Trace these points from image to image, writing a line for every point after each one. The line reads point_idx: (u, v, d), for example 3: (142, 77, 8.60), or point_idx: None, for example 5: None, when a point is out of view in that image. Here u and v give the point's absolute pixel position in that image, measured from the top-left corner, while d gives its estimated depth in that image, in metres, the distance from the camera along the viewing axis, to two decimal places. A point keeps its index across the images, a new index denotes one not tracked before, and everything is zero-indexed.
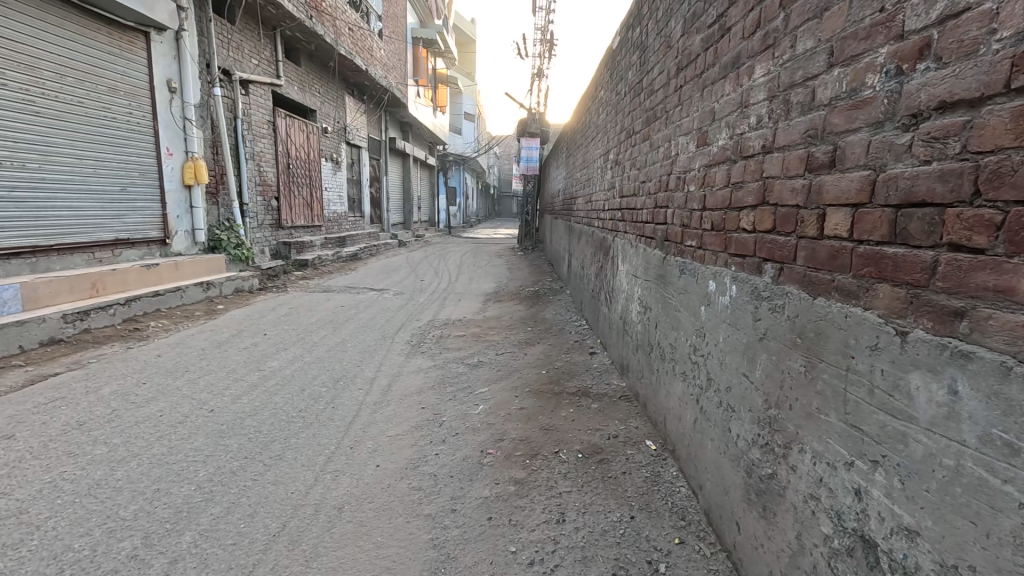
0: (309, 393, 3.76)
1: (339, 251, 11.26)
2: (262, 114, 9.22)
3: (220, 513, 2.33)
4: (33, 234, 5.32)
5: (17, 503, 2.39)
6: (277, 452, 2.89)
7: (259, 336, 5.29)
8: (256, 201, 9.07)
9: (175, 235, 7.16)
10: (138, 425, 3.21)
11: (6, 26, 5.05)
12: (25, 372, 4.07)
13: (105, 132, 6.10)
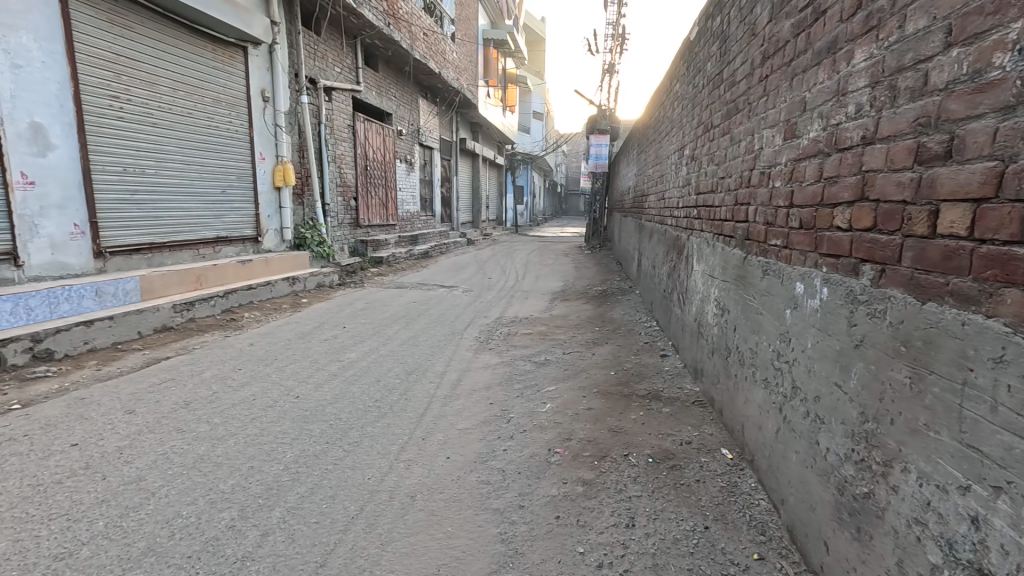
0: (384, 384, 3.95)
1: (411, 249, 11.69)
2: (343, 119, 9.75)
3: (305, 492, 2.51)
4: (150, 233, 5.97)
5: (137, 470, 2.71)
6: (354, 438, 3.06)
7: (338, 329, 5.61)
8: (337, 201, 9.63)
9: (267, 233, 7.76)
10: (234, 407, 3.52)
11: (132, 48, 5.69)
12: (142, 355, 4.58)
13: (209, 139, 6.72)
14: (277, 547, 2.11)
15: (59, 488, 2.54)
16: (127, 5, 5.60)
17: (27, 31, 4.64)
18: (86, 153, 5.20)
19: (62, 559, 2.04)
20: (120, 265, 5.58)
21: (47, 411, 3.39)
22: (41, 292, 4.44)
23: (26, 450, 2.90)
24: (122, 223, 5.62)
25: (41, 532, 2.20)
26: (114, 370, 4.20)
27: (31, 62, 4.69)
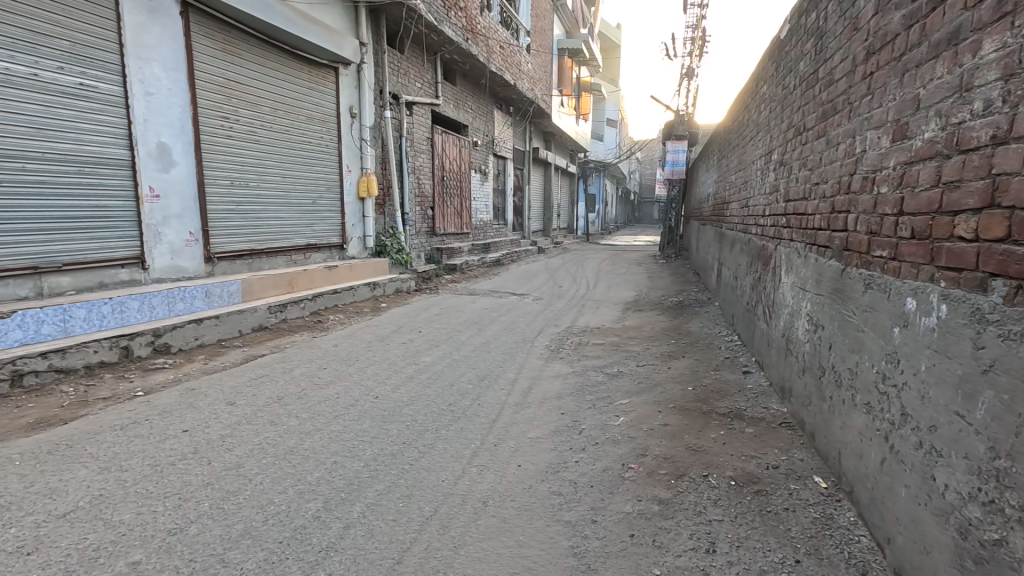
0: (457, 389, 4.03)
1: (484, 257, 11.93)
2: (423, 132, 10.18)
3: (383, 490, 2.61)
4: (251, 240, 6.54)
5: (236, 458, 2.95)
6: (429, 440, 3.15)
7: (414, 333, 5.82)
8: (415, 210, 10.04)
9: (351, 241, 8.25)
10: (320, 404, 3.74)
11: (242, 73, 6.30)
12: (242, 352, 5.01)
13: (303, 154, 7.27)
14: (357, 541, 2.21)
15: (173, 469, 2.82)
16: (239, 35, 6.22)
17: (158, 63, 5.28)
18: (201, 169, 5.80)
19: (174, 534, 2.26)
20: (225, 269, 6.17)
21: (164, 399, 3.79)
22: (161, 293, 4.99)
23: (146, 434, 3.25)
24: (228, 231, 6.20)
25: (157, 508, 2.45)
26: (219, 364, 4.63)
27: (160, 89, 5.32)
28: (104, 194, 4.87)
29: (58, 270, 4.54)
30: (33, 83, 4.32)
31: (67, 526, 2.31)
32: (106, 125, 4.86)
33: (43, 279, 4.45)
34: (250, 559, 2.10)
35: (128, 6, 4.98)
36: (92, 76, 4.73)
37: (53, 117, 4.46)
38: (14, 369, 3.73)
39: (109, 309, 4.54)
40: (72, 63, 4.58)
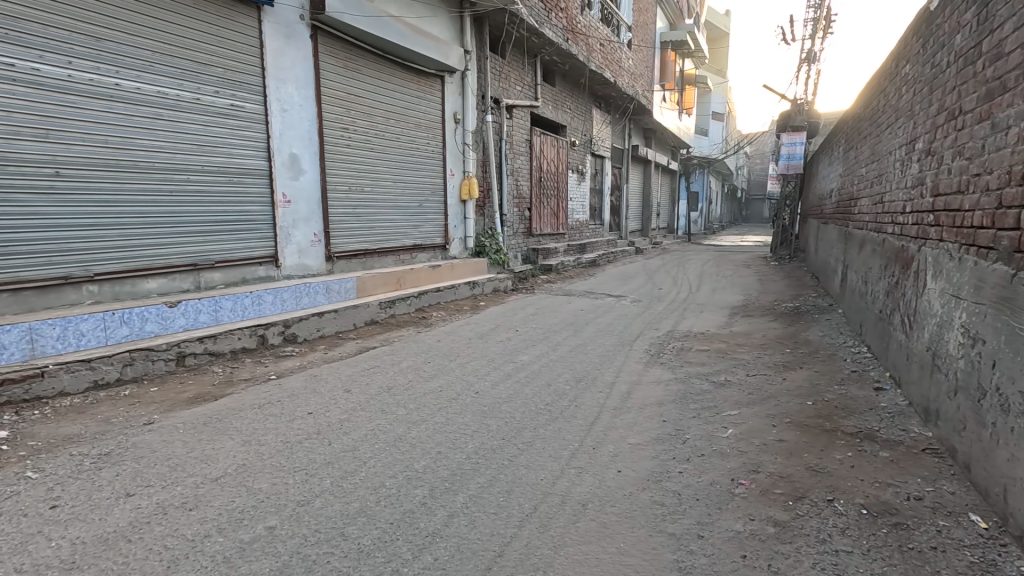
0: (554, 389, 4.04)
1: (580, 258, 11.85)
2: (522, 134, 10.34)
3: (484, 483, 2.69)
4: (365, 241, 7.08)
5: (353, 441, 3.21)
6: (527, 439, 3.19)
7: (512, 332, 5.93)
8: (513, 212, 10.21)
9: (453, 241, 8.63)
10: (425, 396, 3.96)
11: (360, 87, 6.83)
12: (357, 344, 5.45)
13: (411, 160, 7.74)
14: (460, 530, 2.30)
15: (299, 447, 3.14)
16: (358, 52, 6.76)
17: (292, 82, 5.90)
18: (325, 177, 6.37)
19: (301, 505, 2.51)
20: (343, 268, 6.75)
21: (291, 383, 4.23)
22: (291, 288, 5.57)
23: (278, 413, 3.65)
24: (346, 233, 6.77)
25: (288, 481, 2.74)
26: (337, 354, 5.07)
27: (294, 105, 5.94)
28: (246, 201, 5.55)
29: (211, 267, 5.25)
30: (197, 107, 5.03)
31: (217, 489, 2.67)
32: (249, 139, 5.52)
33: (200, 274, 5.17)
34: (365, 536, 2.27)
35: (269, 33, 5.63)
36: (240, 98, 5.40)
37: (212, 135, 5.16)
38: (178, 351, 4.38)
39: (249, 302, 5.16)
40: (225, 87, 5.27)
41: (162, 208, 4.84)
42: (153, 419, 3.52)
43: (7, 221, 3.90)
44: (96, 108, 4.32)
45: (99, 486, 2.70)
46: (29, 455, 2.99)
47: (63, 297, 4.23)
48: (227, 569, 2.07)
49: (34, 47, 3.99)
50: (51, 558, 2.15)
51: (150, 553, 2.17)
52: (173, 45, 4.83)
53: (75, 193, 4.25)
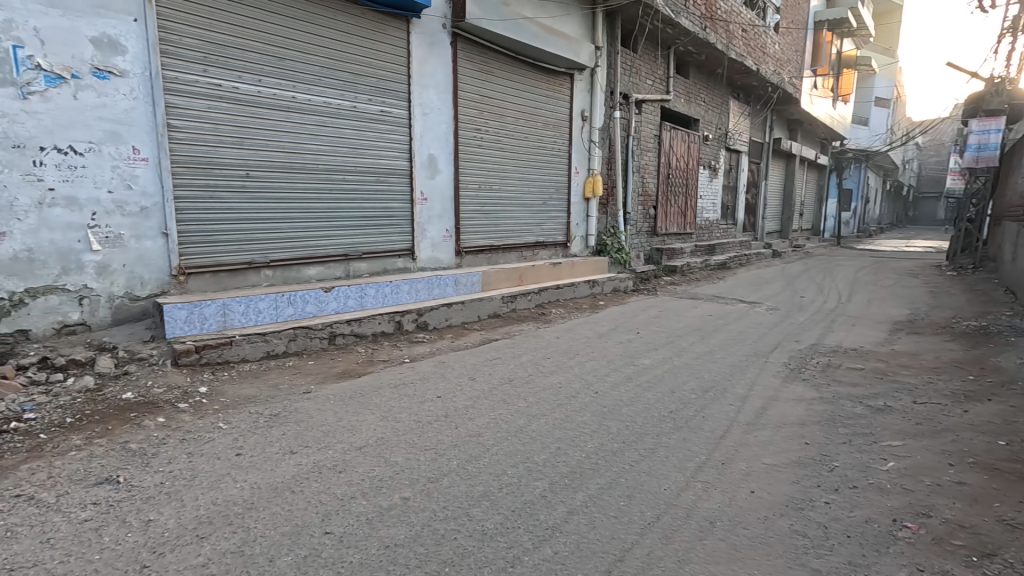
0: (679, 397, 3.85)
1: (708, 259, 11.14)
2: (650, 130, 9.99)
3: (604, 484, 2.66)
4: (492, 237, 7.37)
5: (477, 428, 3.37)
6: (649, 445, 3.08)
7: (632, 334, 5.77)
8: (637, 210, 9.92)
9: (574, 239, 8.67)
10: (545, 391, 4.02)
11: (493, 89, 7.11)
12: (480, 335, 5.71)
13: (537, 158, 7.88)
14: (580, 528, 2.30)
15: (430, 427, 3.38)
16: (493, 55, 7.02)
17: (434, 87, 6.33)
18: (458, 176, 6.75)
19: (431, 482, 2.70)
20: (470, 262, 7.10)
21: (422, 367, 4.58)
22: (424, 279, 6.01)
23: (411, 394, 3.97)
24: (475, 229, 7.11)
25: (420, 457, 2.97)
26: (463, 344, 5.36)
27: (434, 109, 6.38)
28: (391, 198, 6.09)
29: (359, 257, 5.85)
30: (354, 114, 5.62)
31: (361, 457, 2.98)
32: (395, 142, 6.04)
33: (350, 264, 5.80)
34: (489, 519, 2.38)
35: (415, 42, 6.09)
36: (389, 104, 5.94)
37: (365, 139, 5.74)
38: (331, 331, 4.96)
39: (389, 290, 5.67)
40: (377, 95, 5.82)
41: (323, 204, 5.49)
42: (311, 389, 4.04)
43: (212, 215, 4.71)
44: (277, 119, 5.04)
45: (270, 442, 3.16)
46: (220, 409, 3.59)
47: (247, 279, 5.01)
48: (369, 531, 2.30)
49: (235, 69, 4.75)
50: (235, 497, 2.57)
51: (309, 505, 2.50)
52: (337, 60, 5.45)
53: (259, 191, 5.00)
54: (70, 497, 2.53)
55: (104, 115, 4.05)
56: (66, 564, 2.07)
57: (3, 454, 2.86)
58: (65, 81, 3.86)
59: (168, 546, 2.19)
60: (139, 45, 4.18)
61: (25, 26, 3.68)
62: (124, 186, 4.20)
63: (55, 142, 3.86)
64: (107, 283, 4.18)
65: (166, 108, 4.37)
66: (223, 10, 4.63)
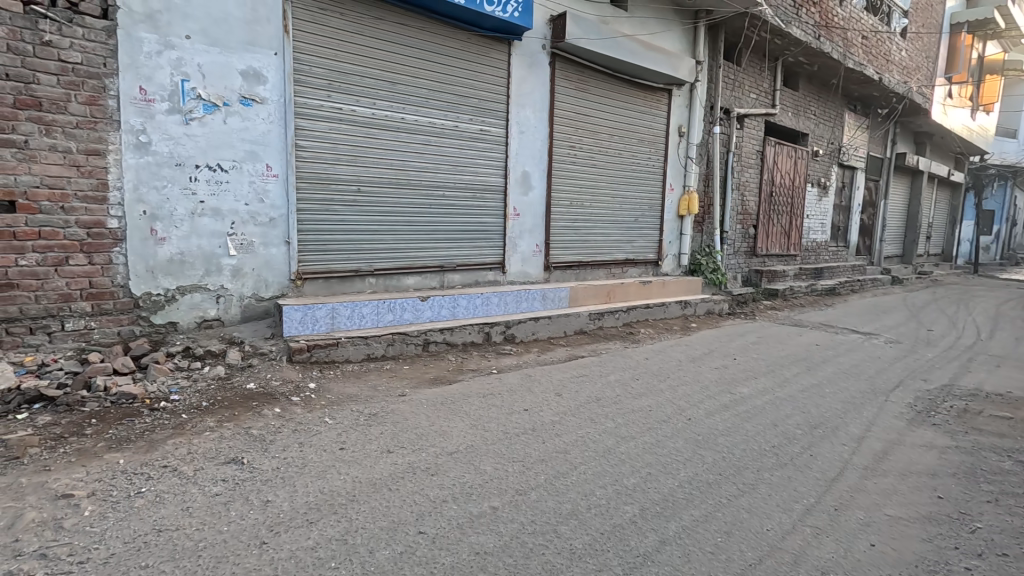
0: (784, 431, 3.57)
1: (814, 284, 10.28)
2: (752, 145, 9.48)
3: (699, 516, 2.53)
4: (581, 253, 7.35)
5: (564, 444, 3.35)
6: (749, 480, 2.88)
7: (728, 360, 5.44)
8: (735, 228, 9.41)
9: (666, 257, 8.42)
10: (634, 413, 3.91)
11: (589, 106, 7.14)
12: (566, 351, 5.69)
13: (630, 175, 7.78)
14: (674, 559, 2.20)
15: (517, 439, 3.41)
16: (590, 73, 7.07)
17: (531, 106, 6.50)
18: (550, 192, 6.84)
19: (520, 494, 2.73)
20: (559, 277, 7.12)
21: (510, 379, 4.65)
22: (514, 293, 6.12)
23: (499, 404, 4.04)
24: (565, 245, 7.13)
25: (508, 468, 3.00)
26: (549, 358, 5.38)
27: (530, 127, 6.54)
28: (485, 213, 6.30)
29: (453, 269, 6.10)
30: (456, 132, 5.92)
31: (453, 462, 3.08)
32: (491, 160, 6.27)
33: (445, 275, 6.05)
34: (577, 539, 2.35)
35: (516, 64, 6.30)
36: (488, 123, 6.18)
37: (464, 156, 6.02)
38: (425, 338, 5.20)
39: (480, 301, 5.85)
40: (477, 115, 6.09)
41: (423, 217, 5.81)
42: (406, 392, 4.26)
43: (328, 226, 5.17)
44: (388, 138, 5.44)
45: (369, 439, 3.37)
46: (327, 405, 3.90)
47: (353, 286, 5.40)
48: (461, 535, 2.36)
49: (355, 94, 5.21)
50: (339, 488, 2.77)
51: (405, 504, 2.62)
52: (443, 83, 5.78)
53: (368, 204, 5.40)
54: (205, 472, 2.86)
55: (246, 137, 4.62)
56: (202, 532, 2.34)
57: (154, 428, 3.31)
58: (218, 109, 4.46)
59: (283, 526, 2.40)
60: (277, 76, 4.73)
61: (191, 62, 4.31)
62: (258, 200, 4.74)
63: (207, 161, 4.45)
64: (240, 284, 4.72)
65: (295, 130, 4.88)
66: (347, 41, 5.09)
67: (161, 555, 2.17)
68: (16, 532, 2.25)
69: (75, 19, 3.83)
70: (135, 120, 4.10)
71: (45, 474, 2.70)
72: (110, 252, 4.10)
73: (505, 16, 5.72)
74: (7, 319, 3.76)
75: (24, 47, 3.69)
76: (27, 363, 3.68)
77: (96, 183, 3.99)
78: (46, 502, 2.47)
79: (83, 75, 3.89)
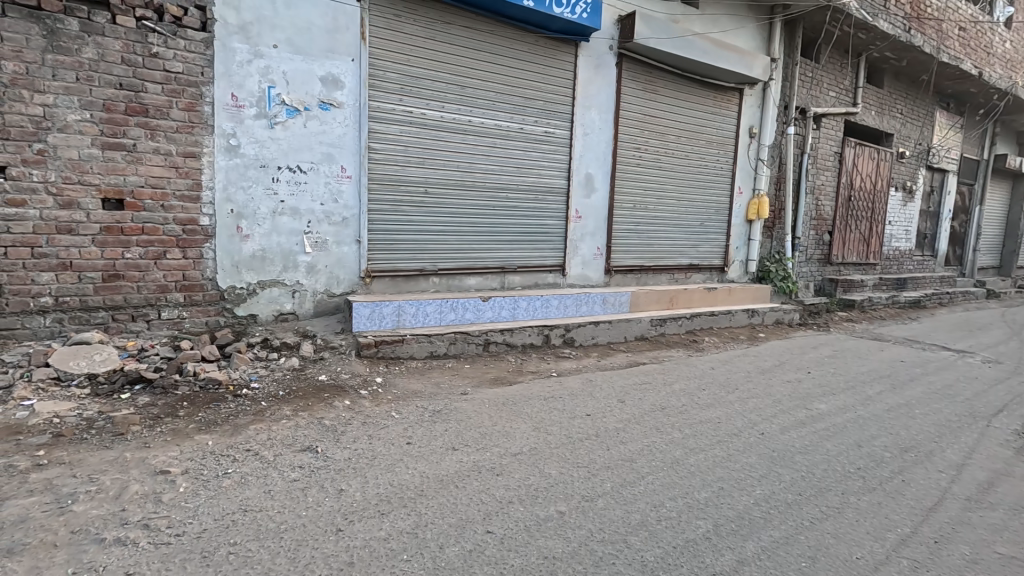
0: (870, 453, 3.31)
1: (896, 295, 9.52)
2: (830, 146, 8.93)
3: (780, 538, 2.39)
4: (643, 257, 7.18)
5: (630, 452, 3.27)
6: (834, 503, 2.69)
7: (802, 374, 5.13)
8: (809, 234, 8.89)
9: (732, 263, 8.08)
10: (703, 424, 3.76)
11: (657, 107, 6.97)
12: (627, 357, 5.57)
13: (697, 177, 7.53)
14: None
15: (581, 445, 3.36)
16: (658, 74, 6.91)
17: (596, 108, 6.43)
18: (613, 195, 6.73)
19: (586, 500, 2.68)
20: (619, 281, 6.98)
21: (571, 383, 4.59)
22: (574, 296, 6.07)
23: (561, 408, 4.00)
24: (626, 248, 6.99)
25: (573, 474, 2.96)
26: (610, 364, 5.27)
27: (595, 129, 6.47)
28: (548, 215, 6.29)
29: (514, 271, 6.13)
30: (521, 135, 5.95)
31: (517, 463, 3.07)
32: (555, 161, 6.25)
33: (505, 276, 6.09)
34: (649, 551, 2.27)
35: (583, 65, 6.25)
36: (553, 125, 6.16)
37: (528, 158, 6.04)
38: (486, 339, 5.24)
39: (540, 304, 5.83)
40: (543, 117, 6.09)
41: (487, 219, 5.87)
42: (468, 391, 4.30)
43: (396, 226, 5.33)
44: (456, 141, 5.55)
45: (435, 436, 3.43)
46: (393, 400, 4.00)
47: (418, 285, 5.54)
48: (529, 538, 2.35)
49: (425, 97, 5.34)
50: (408, 482, 2.82)
51: (471, 502, 2.64)
52: (510, 86, 5.82)
53: (435, 206, 5.52)
54: (283, 458, 3.01)
55: (324, 140, 4.84)
56: (282, 515, 2.46)
57: (237, 414, 3.52)
58: (299, 113, 4.69)
59: (356, 515, 2.48)
60: (354, 81, 4.93)
61: (278, 70, 4.57)
62: (332, 200, 4.95)
63: (288, 163, 4.70)
64: (314, 280, 4.95)
65: (369, 133, 5.07)
66: (420, 46, 5.24)
67: (247, 534, 2.29)
68: (123, 502, 2.45)
69: (179, 32, 4.16)
70: (227, 125, 4.39)
71: (145, 451, 2.93)
72: (202, 248, 4.42)
73: (573, 18, 5.67)
74: (113, 307, 4.14)
75: (135, 59, 4.04)
76: (129, 347, 4.03)
77: (191, 183, 4.31)
78: (147, 477, 2.68)
79: (184, 84, 4.21)
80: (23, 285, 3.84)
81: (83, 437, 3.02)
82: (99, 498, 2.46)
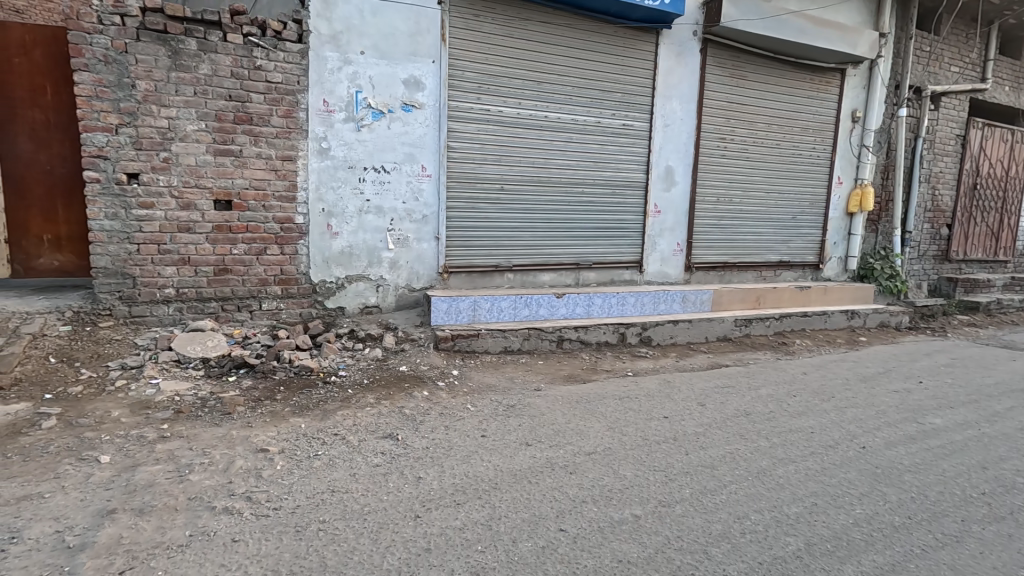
0: (998, 477, 2.91)
1: None
2: (951, 128, 7.92)
3: (883, 564, 2.17)
4: (727, 253, 6.79)
5: (711, 458, 3.11)
6: (951, 531, 2.39)
7: (913, 383, 4.61)
8: (922, 227, 7.96)
9: (829, 260, 7.43)
10: (793, 434, 3.49)
11: (745, 94, 6.55)
12: (708, 358, 5.30)
13: (789, 167, 6.99)
14: None
15: (658, 448, 3.25)
16: (747, 58, 6.49)
17: (677, 99, 6.15)
18: (695, 188, 6.42)
19: (664, 506, 2.59)
20: (700, 279, 6.66)
21: (647, 383, 4.46)
22: (652, 294, 5.87)
23: (636, 409, 3.89)
24: (709, 244, 6.65)
25: (649, 477, 2.87)
26: (689, 365, 5.05)
27: (676, 121, 6.20)
28: (625, 210, 6.13)
29: (589, 267, 6.03)
30: (597, 128, 5.84)
31: (591, 463, 3.03)
32: (633, 155, 6.07)
33: (580, 272, 6.01)
34: (731, 564, 2.15)
35: (664, 54, 6.01)
36: (631, 118, 5.98)
37: (605, 152, 5.91)
38: (560, 335, 5.21)
39: (615, 301, 5.70)
40: (621, 110, 5.93)
41: (563, 215, 5.83)
42: (542, 387, 4.31)
43: (473, 223, 5.44)
44: (532, 137, 5.56)
45: (509, 430, 3.46)
46: (468, 393, 4.10)
47: (493, 280, 5.62)
48: (603, 539, 2.31)
49: (503, 95, 5.38)
50: (482, 474, 2.88)
51: (544, 499, 2.64)
52: (587, 79, 5.72)
53: (510, 202, 5.57)
54: (367, 444, 3.18)
55: (406, 140, 5.03)
56: (366, 497, 2.60)
57: (327, 399, 3.77)
58: (384, 115, 4.92)
59: (433, 504, 2.56)
60: (434, 82, 5.08)
61: (364, 75, 4.82)
62: (413, 198, 5.14)
63: (373, 163, 4.94)
64: (396, 275, 5.19)
65: (447, 133, 5.20)
66: (498, 44, 5.29)
67: (334, 513, 2.45)
68: (230, 475, 2.71)
69: (279, 45, 4.50)
70: (319, 129, 4.70)
71: (248, 430, 3.22)
72: (297, 244, 4.77)
73: (655, 5, 5.44)
74: (223, 298, 4.59)
75: (243, 72, 4.43)
76: (235, 335, 4.44)
77: (288, 184, 4.67)
78: (249, 453, 2.94)
79: (283, 93, 4.56)
80: (152, 277, 4.36)
81: (198, 414, 3.38)
82: (211, 469, 2.74)
